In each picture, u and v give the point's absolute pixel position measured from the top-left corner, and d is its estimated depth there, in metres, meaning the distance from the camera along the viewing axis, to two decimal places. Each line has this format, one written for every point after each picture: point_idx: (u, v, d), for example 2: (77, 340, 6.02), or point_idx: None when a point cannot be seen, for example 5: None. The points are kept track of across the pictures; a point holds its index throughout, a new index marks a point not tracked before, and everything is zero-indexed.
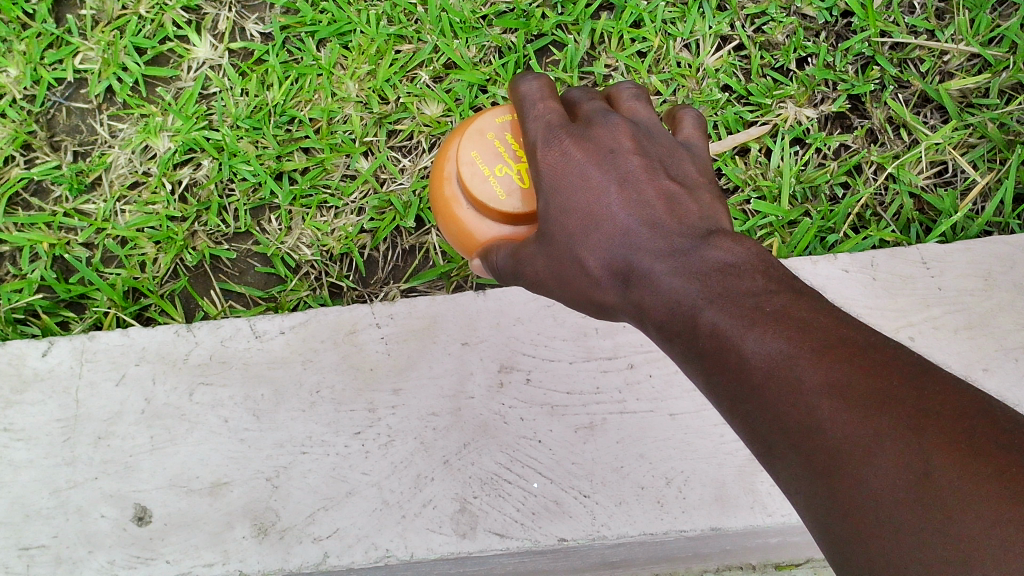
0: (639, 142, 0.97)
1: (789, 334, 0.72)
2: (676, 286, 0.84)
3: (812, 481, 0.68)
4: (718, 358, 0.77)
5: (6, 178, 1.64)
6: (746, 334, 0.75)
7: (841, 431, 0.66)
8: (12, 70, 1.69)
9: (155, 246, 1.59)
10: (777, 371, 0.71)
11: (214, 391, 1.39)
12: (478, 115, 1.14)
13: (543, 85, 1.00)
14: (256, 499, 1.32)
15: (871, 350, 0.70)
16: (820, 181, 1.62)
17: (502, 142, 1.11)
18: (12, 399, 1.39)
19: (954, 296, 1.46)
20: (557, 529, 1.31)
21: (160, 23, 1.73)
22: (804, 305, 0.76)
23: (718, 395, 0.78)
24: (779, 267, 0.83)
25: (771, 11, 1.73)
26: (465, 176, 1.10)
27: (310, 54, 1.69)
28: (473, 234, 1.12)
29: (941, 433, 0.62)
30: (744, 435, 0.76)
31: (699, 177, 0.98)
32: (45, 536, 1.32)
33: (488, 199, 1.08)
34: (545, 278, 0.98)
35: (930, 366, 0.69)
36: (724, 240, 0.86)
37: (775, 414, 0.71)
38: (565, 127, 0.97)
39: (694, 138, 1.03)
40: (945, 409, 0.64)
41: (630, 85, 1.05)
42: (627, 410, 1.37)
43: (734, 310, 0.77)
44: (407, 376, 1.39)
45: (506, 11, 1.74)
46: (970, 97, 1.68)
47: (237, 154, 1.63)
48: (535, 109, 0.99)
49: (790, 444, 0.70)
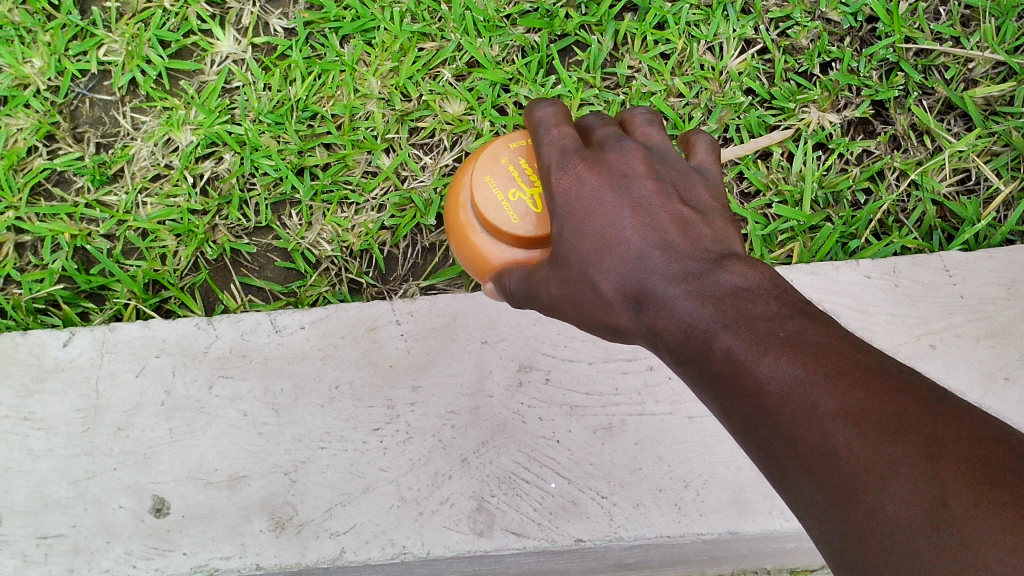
0: (653, 167, 0.96)
1: (804, 360, 0.72)
2: (690, 309, 0.83)
3: (828, 508, 0.67)
4: (733, 382, 0.76)
5: (29, 169, 1.64)
6: (761, 360, 0.74)
7: (856, 458, 0.65)
8: (37, 60, 1.69)
9: (176, 239, 1.60)
10: (793, 397, 0.71)
11: (234, 384, 1.39)
12: (493, 140, 1.13)
13: (558, 111, 1.00)
14: (274, 493, 1.33)
15: (887, 376, 0.69)
16: (843, 186, 1.61)
17: (516, 166, 1.10)
18: (33, 388, 1.40)
19: (976, 305, 1.45)
20: (574, 529, 1.31)
21: (185, 17, 1.73)
22: (817, 330, 0.75)
23: (732, 419, 0.77)
24: (792, 291, 0.82)
25: (796, 15, 1.73)
26: (479, 201, 1.09)
27: (334, 50, 1.69)
28: (487, 258, 1.12)
29: (956, 460, 0.61)
30: (759, 462, 0.75)
31: (711, 202, 0.97)
32: (64, 525, 1.32)
33: (502, 224, 1.08)
34: (558, 301, 0.97)
35: (944, 392, 0.68)
36: (737, 265, 0.86)
37: (789, 441, 0.70)
38: (579, 152, 0.96)
39: (707, 163, 1.02)
40: (959, 436, 0.62)
41: (643, 109, 1.05)
42: (646, 412, 1.37)
43: (748, 335, 0.77)
44: (426, 374, 1.39)
45: (530, 11, 1.74)
46: (994, 104, 1.67)
47: (259, 149, 1.63)
48: (550, 134, 0.99)
49: (805, 472, 0.69)
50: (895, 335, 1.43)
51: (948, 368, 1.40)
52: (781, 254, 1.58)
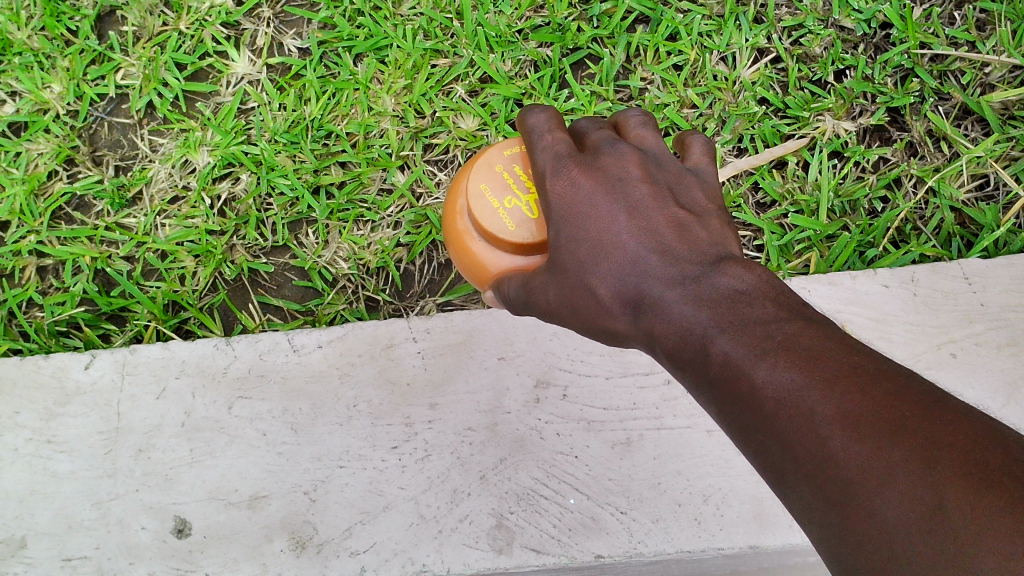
0: (648, 170, 0.96)
1: (800, 363, 0.71)
2: (687, 313, 0.83)
3: (827, 511, 0.67)
4: (729, 386, 0.76)
5: (50, 193, 1.66)
6: (757, 364, 0.74)
7: (853, 462, 0.65)
8: (56, 86, 1.72)
9: (195, 260, 1.61)
10: (790, 401, 0.70)
11: (252, 405, 1.40)
12: (487, 149, 1.14)
13: (551, 117, 1.00)
14: (294, 513, 1.33)
15: (883, 379, 0.69)
16: (859, 195, 1.61)
17: (511, 174, 1.11)
18: (56, 411, 1.41)
19: (997, 312, 1.44)
20: (594, 545, 1.31)
21: (200, 39, 1.75)
22: (814, 333, 0.75)
23: (729, 423, 0.77)
24: (789, 293, 0.82)
25: (808, 24, 1.73)
26: (474, 209, 1.10)
27: (347, 69, 1.70)
28: (485, 266, 1.12)
29: (954, 464, 0.61)
30: (757, 465, 0.75)
31: (707, 203, 0.96)
32: (87, 547, 1.34)
33: (498, 231, 1.08)
34: (556, 307, 0.97)
35: (941, 394, 0.68)
36: (734, 267, 0.86)
37: (786, 445, 0.70)
38: (573, 157, 0.96)
39: (703, 164, 1.02)
40: (957, 440, 0.62)
41: (637, 112, 1.05)
42: (664, 426, 1.37)
43: (745, 339, 0.76)
44: (443, 391, 1.39)
45: (542, 25, 1.75)
46: (1012, 109, 1.66)
47: (275, 168, 1.65)
48: (543, 140, 0.99)
49: (803, 475, 0.69)
50: (914, 345, 1.42)
51: (969, 377, 1.39)
52: (799, 264, 1.57)
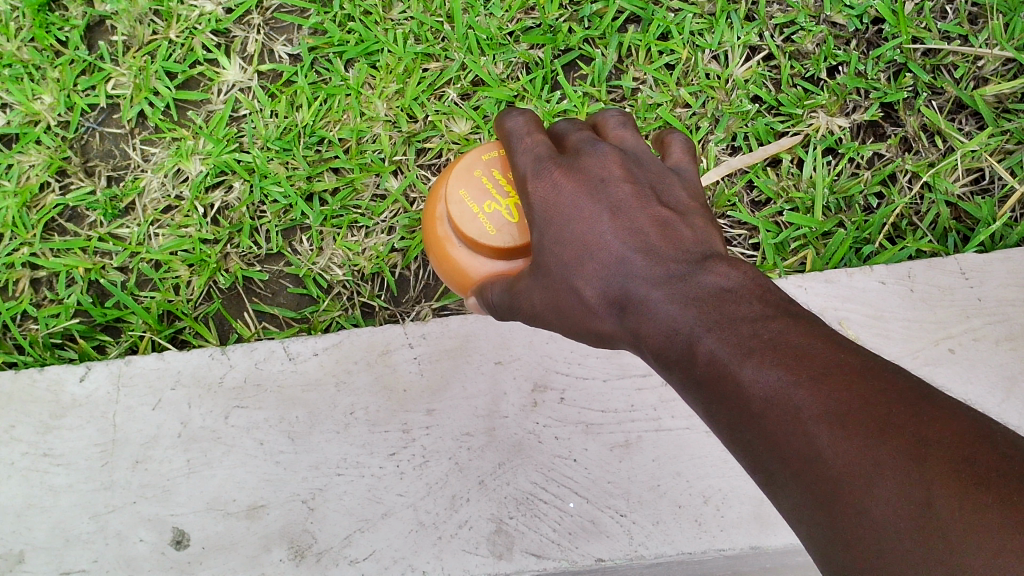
0: (630, 169, 0.95)
1: (786, 362, 0.71)
2: (673, 313, 0.82)
3: (815, 510, 0.66)
4: (716, 386, 0.75)
5: (42, 205, 1.66)
6: (743, 363, 0.73)
7: (841, 460, 0.64)
8: (47, 97, 1.71)
9: (189, 269, 1.60)
10: (775, 401, 0.70)
11: (249, 414, 1.39)
12: (465, 154, 1.13)
13: (529, 119, 1.00)
14: (292, 522, 1.33)
15: (869, 376, 0.68)
16: (854, 191, 1.60)
17: (490, 179, 1.10)
18: (51, 424, 1.41)
19: (994, 307, 1.44)
20: (593, 549, 1.30)
21: (191, 47, 1.75)
22: (799, 331, 0.74)
23: (718, 423, 0.76)
24: (776, 291, 0.82)
25: (800, 20, 1.72)
26: (454, 215, 1.09)
27: (339, 75, 1.69)
28: (466, 272, 1.12)
29: (942, 461, 0.60)
30: (745, 464, 0.74)
31: (690, 202, 0.96)
32: (86, 560, 1.33)
33: (478, 236, 1.07)
34: (542, 309, 0.96)
35: (927, 389, 0.67)
36: (720, 265, 0.85)
37: (774, 443, 0.69)
38: (554, 159, 0.96)
39: (684, 162, 1.01)
40: (944, 436, 0.62)
41: (616, 111, 1.04)
42: (663, 427, 1.37)
43: (731, 337, 0.76)
44: (440, 397, 1.39)
45: (533, 27, 1.74)
46: (1005, 102, 1.66)
47: (268, 175, 1.64)
48: (523, 143, 0.98)
49: (790, 473, 0.68)
50: (913, 341, 1.41)
51: (966, 373, 1.39)
52: (795, 261, 1.57)
